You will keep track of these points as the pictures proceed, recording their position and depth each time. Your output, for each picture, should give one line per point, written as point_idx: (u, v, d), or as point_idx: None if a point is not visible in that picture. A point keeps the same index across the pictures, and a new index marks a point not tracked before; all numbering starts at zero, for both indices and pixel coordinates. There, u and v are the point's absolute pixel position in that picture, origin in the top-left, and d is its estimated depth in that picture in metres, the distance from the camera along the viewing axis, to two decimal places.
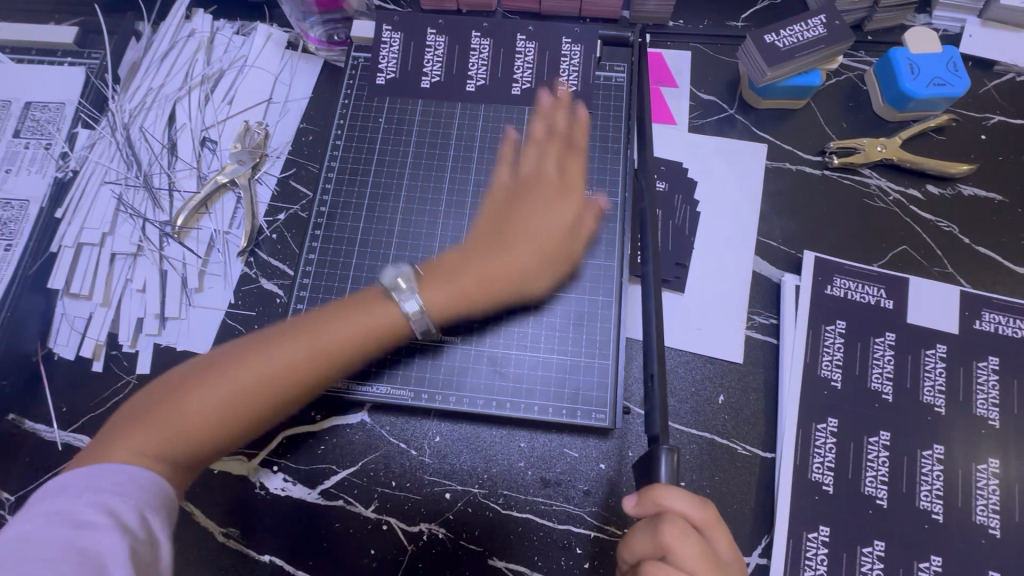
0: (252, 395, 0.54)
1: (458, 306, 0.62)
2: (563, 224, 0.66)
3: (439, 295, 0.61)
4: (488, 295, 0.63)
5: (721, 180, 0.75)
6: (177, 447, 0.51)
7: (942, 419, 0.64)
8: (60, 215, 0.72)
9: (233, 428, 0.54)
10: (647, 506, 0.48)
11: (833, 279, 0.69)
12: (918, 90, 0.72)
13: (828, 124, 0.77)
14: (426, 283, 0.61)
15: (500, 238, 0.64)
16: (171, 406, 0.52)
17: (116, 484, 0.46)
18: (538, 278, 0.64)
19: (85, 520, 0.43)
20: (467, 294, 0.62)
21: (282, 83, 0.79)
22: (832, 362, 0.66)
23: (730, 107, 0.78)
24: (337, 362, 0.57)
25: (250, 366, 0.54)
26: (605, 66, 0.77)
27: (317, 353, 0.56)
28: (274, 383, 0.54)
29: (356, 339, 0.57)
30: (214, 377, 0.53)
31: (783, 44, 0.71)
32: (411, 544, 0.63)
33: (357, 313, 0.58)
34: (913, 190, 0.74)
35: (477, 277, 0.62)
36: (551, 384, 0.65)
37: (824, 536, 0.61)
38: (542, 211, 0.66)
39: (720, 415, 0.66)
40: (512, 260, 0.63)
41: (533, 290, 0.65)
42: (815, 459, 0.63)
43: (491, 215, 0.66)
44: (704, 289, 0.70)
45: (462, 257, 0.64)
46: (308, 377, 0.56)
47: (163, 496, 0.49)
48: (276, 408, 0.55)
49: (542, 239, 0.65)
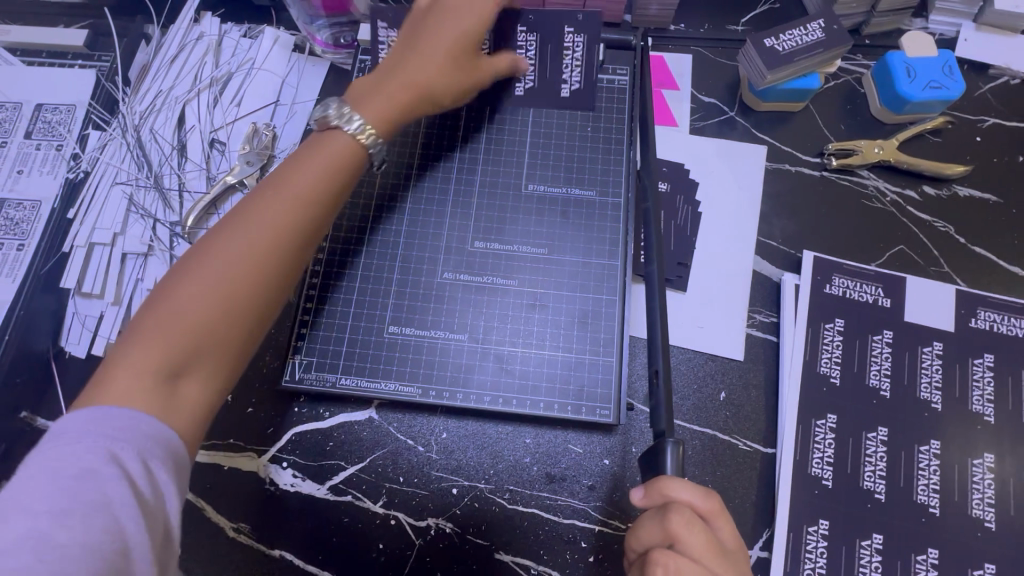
0: (241, 271, 0.49)
1: (394, 111, 0.60)
2: (478, 21, 0.63)
3: (372, 103, 0.59)
4: (413, 102, 0.61)
5: (722, 181, 0.76)
6: (183, 348, 0.46)
7: (938, 415, 0.65)
8: (72, 216, 0.73)
9: (237, 317, 0.49)
10: (654, 494, 0.49)
11: (832, 279, 0.71)
12: (914, 92, 0.73)
13: (826, 126, 0.79)
14: (358, 99, 0.59)
15: (413, 52, 0.62)
16: (157, 310, 0.47)
17: (118, 427, 0.42)
18: (451, 84, 0.63)
19: (85, 469, 0.40)
20: (398, 100, 0.60)
21: (290, 85, 0.80)
22: (832, 359, 0.68)
23: (731, 109, 0.80)
24: (314, 204, 0.53)
25: (227, 243, 0.50)
26: (607, 69, 0.77)
27: (288, 199, 0.52)
28: (261, 253, 0.50)
29: (326, 173, 0.55)
30: (193, 267, 0.48)
31: (782, 48, 0.73)
32: (420, 538, 0.64)
33: (313, 165, 0.55)
34: (910, 191, 0.76)
35: (400, 79, 0.61)
36: (556, 381, 0.66)
37: (824, 529, 0.62)
38: (456, 6, 0.63)
39: (722, 411, 0.68)
40: (430, 75, 0.62)
41: (445, 97, 0.64)
42: (814, 455, 0.65)
43: (400, 40, 0.64)
44: (706, 288, 0.72)
45: (379, 74, 0.61)
46: (291, 231, 0.52)
47: (169, 445, 0.44)
48: (274, 285, 0.51)
49: (454, 37, 0.62)
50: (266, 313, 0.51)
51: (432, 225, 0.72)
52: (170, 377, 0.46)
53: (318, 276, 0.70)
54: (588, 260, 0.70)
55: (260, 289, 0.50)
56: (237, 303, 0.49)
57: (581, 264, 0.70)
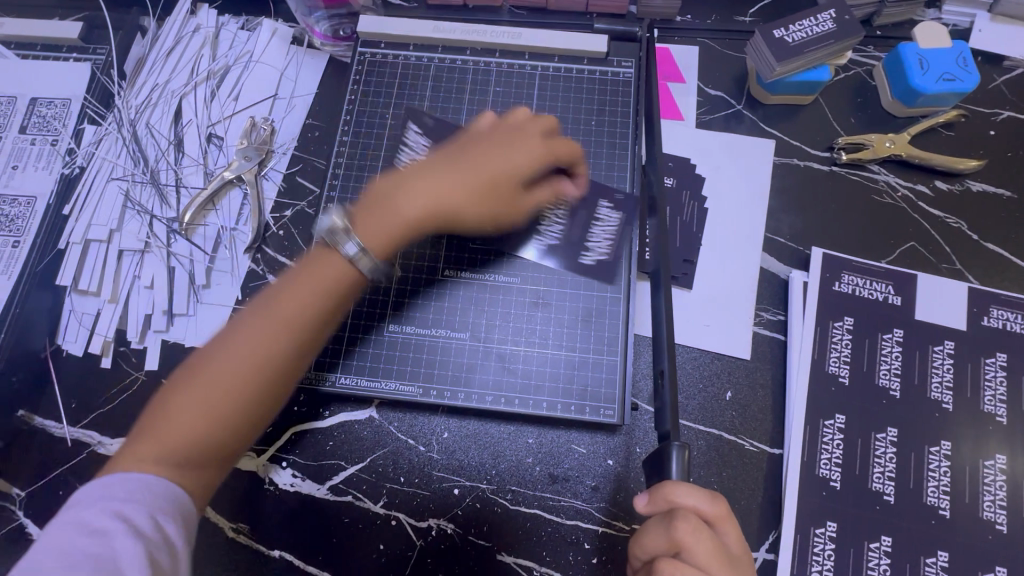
0: (238, 380, 0.49)
1: (394, 229, 0.56)
2: (520, 165, 0.60)
3: (372, 220, 0.55)
4: (424, 219, 0.57)
5: (728, 176, 0.74)
6: (182, 450, 0.47)
7: (949, 416, 0.64)
8: (68, 213, 0.72)
9: (224, 428, 0.49)
10: (660, 502, 0.48)
11: (841, 276, 0.69)
12: (927, 85, 0.71)
13: (836, 119, 0.77)
14: (361, 212, 0.56)
15: (445, 168, 0.59)
16: (153, 415, 0.48)
17: (127, 491, 0.45)
18: (472, 211, 0.59)
19: (99, 528, 0.43)
20: (399, 216, 0.56)
21: (288, 78, 0.78)
22: (840, 358, 0.66)
23: (738, 102, 0.78)
24: (308, 319, 0.52)
25: (219, 356, 0.49)
26: (613, 61, 0.76)
27: (281, 317, 0.51)
28: (250, 368, 0.49)
29: (322, 287, 0.52)
30: (188, 378, 0.49)
31: (792, 39, 0.71)
32: (420, 539, 0.63)
33: (314, 275, 0.53)
34: (922, 186, 0.74)
35: (413, 196, 0.57)
36: (559, 381, 0.65)
37: (831, 531, 0.61)
38: (507, 146, 0.61)
39: (728, 411, 0.66)
40: (451, 193, 0.58)
41: (468, 220, 0.60)
42: (822, 456, 0.63)
43: (439, 154, 0.61)
44: (712, 285, 0.71)
45: (398, 183, 0.58)
46: (283, 349, 0.50)
47: (178, 501, 0.47)
48: (262, 398, 0.50)
49: (489, 178, 0.59)
50: (257, 422, 0.51)
51: None
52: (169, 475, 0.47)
53: None
54: (592, 257, 0.68)
55: (249, 401, 0.49)
56: (225, 415, 0.49)
57: (585, 261, 0.68)
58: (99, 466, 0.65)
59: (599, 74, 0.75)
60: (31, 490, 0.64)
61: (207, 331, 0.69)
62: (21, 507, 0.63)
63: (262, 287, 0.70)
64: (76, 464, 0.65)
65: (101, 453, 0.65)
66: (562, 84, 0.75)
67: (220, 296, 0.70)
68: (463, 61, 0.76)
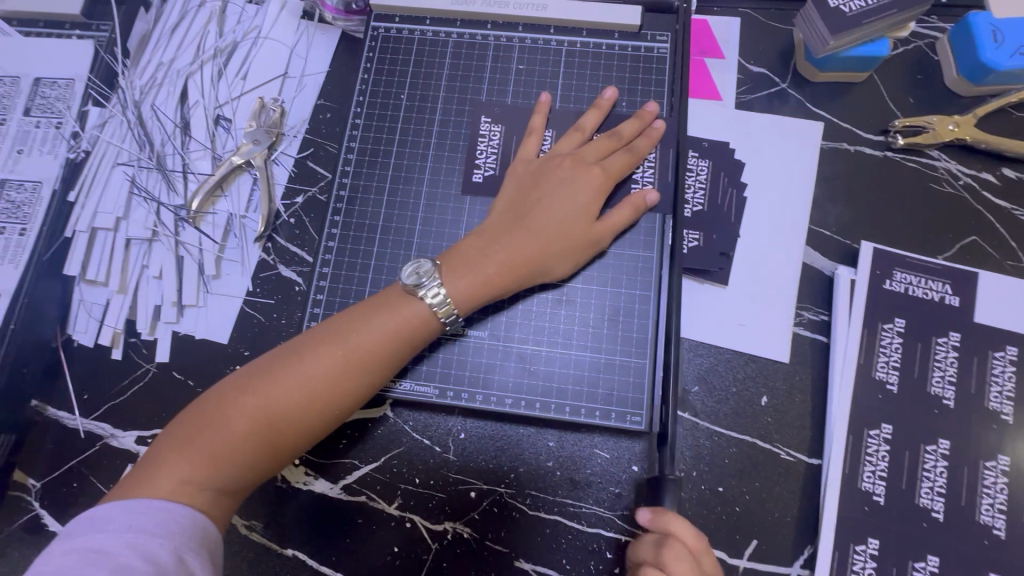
0: (294, 406, 0.51)
1: (485, 293, 0.57)
2: (590, 209, 0.60)
3: (465, 285, 0.56)
4: (516, 279, 0.58)
5: (770, 163, 0.68)
6: (227, 468, 0.50)
7: (1008, 428, 0.59)
8: (73, 199, 0.70)
9: (272, 456, 0.52)
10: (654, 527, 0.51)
11: (893, 273, 0.64)
12: (1000, 61, 0.65)
13: (892, 99, 0.70)
14: (450, 274, 0.57)
15: (523, 223, 0.59)
16: (208, 429, 0.50)
17: (156, 523, 0.46)
18: (561, 265, 0.60)
19: (121, 563, 0.43)
20: (492, 282, 0.57)
21: (298, 56, 0.74)
22: (888, 364, 0.61)
23: (783, 80, 0.72)
24: (372, 371, 0.54)
25: (284, 389, 0.51)
26: (645, 35, 0.69)
27: (350, 365, 0.53)
28: (311, 409, 0.52)
29: (391, 343, 0.54)
30: (250, 402, 0.51)
31: (849, 9, 0.63)
32: (435, 543, 0.61)
33: (384, 317, 0.55)
34: (986, 174, 0.67)
35: (502, 259, 0.58)
36: (584, 383, 0.61)
37: (873, 549, 0.57)
38: (568, 186, 0.60)
39: (762, 417, 0.62)
40: (540, 250, 0.58)
41: (558, 275, 0.60)
42: (865, 468, 0.59)
43: (504, 205, 0.61)
44: (750, 281, 0.65)
45: (481, 244, 0.58)
46: (345, 396, 0.53)
47: (203, 535, 0.48)
48: (313, 436, 0.53)
49: (567, 230, 0.59)
50: (299, 453, 0.54)
51: (451, 212, 0.65)
52: (210, 491, 0.49)
53: (329, 266, 0.65)
54: (621, 250, 0.63)
55: (301, 437, 0.52)
56: (277, 447, 0.51)
57: (613, 253, 0.63)
58: (109, 459, 0.63)
59: (630, 49, 0.69)
60: (44, 481, 0.63)
61: (218, 324, 0.67)
62: (34, 498, 0.63)
63: (273, 277, 0.68)
64: (88, 457, 0.64)
65: (112, 446, 0.64)
66: (589, 60, 0.69)
67: (231, 287, 0.68)
68: (483, 36, 0.71)
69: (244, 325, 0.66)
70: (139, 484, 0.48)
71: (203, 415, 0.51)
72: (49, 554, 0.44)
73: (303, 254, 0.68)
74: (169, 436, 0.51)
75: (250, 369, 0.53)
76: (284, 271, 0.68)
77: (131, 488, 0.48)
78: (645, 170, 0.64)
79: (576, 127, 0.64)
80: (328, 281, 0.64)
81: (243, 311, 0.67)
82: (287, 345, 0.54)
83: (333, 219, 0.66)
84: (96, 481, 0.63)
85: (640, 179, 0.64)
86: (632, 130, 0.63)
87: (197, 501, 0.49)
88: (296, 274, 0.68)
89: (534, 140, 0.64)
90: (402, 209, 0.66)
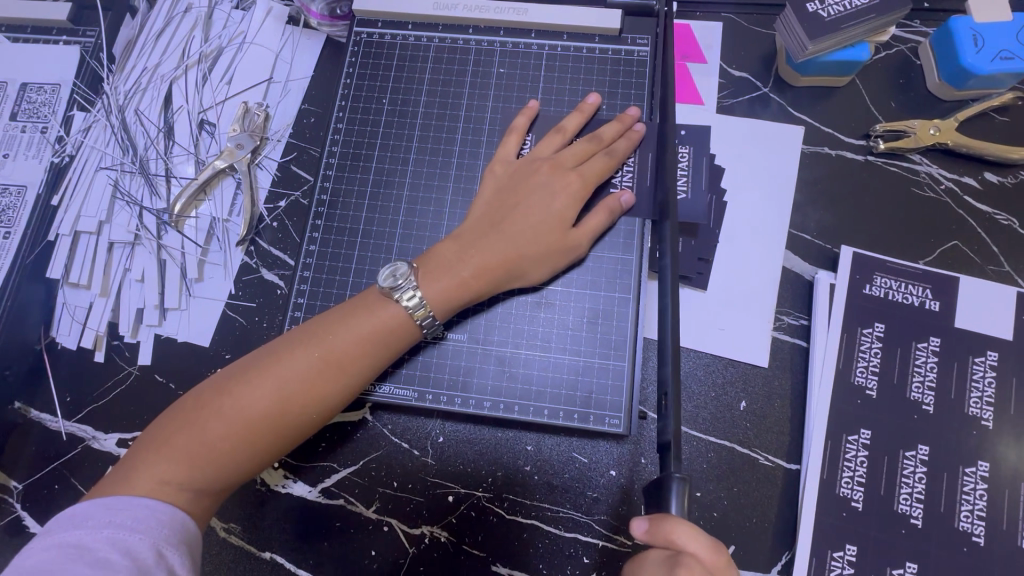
0: (272, 408, 0.51)
1: (460, 296, 0.58)
2: (567, 214, 0.60)
3: (442, 287, 0.57)
4: (493, 283, 0.59)
5: (751, 167, 0.68)
6: (206, 469, 0.50)
7: (988, 433, 0.58)
8: (57, 203, 0.71)
9: (251, 459, 0.52)
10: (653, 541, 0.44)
11: (873, 278, 0.63)
12: (982, 65, 0.64)
13: (874, 103, 0.70)
14: (426, 278, 0.57)
15: (500, 228, 0.59)
16: (186, 429, 0.50)
17: (135, 518, 0.46)
18: (538, 270, 0.60)
19: (101, 557, 0.43)
20: (468, 284, 0.57)
21: (283, 61, 0.75)
22: (868, 368, 0.61)
23: (765, 85, 0.72)
24: (351, 373, 0.54)
25: (263, 391, 0.51)
26: (626, 39, 0.69)
27: (329, 367, 0.53)
28: (289, 411, 0.52)
29: (370, 345, 0.55)
30: (227, 404, 0.51)
31: (827, 14, 0.64)
32: (413, 547, 0.61)
33: (362, 319, 0.55)
34: (968, 179, 0.67)
35: (478, 262, 0.58)
36: (562, 387, 0.61)
37: (851, 555, 0.56)
38: (544, 191, 0.60)
39: (741, 421, 0.62)
40: (515, 253, 0.58)
41: (534, 280, 0.61)
42: (844, 474, 0.58)
43: (484, 209, 0.61)
44: (730, 286, 0.65)
45: (459, 247, 0.58)
46: (323, 398, 0.53)
47: (184, 532, 0.48)
48: (291, 438, 0.53)
49: (544, 234, 0.59)
50: (278, 455, 0.54)
51: (431, 215, 0.66)
52: (187, 493, 0.49)
53: (310, 270, 0.65)
54: (600, 254, 0.63)
55: (279, 440, 0.52)
56: (256, 449, 0.52)
57: (593, 257, 0.63)
58: (90, 461, 0.64)
59: (611, 53, 0.69)
60: (25, 483, 0.63)
61: (198, 327, 0.67)
62: (14, 500, 0.63)
63: (255, 281, 0.68)
64: (69, 459, 0.64)
65: (94, 448, 0.64)
66: (571, 64, 0.69)
67: (212, 290, 0.68)
68: (465, 40, 0.71)
69: (224, 328, 0.67)
70: (117, 484, 0.49)
71: (182, 416, 0.51)
72: (28, 550, 0.44)
73: (285, 258, 0.69)
74: (149, 436, 0.51)
75: (230, 371, 0.53)
76: (266, 274, 0.68)
77: (108, 488, 0.49)
78: (624, 174, 0.64)
79: (556, 128, 0.64)
80: (308, 285, 0.65)
81: (225, 313, 0.67)
82: (266, 347, 0.54)
83: (314, 222, 0.66)
84: (77, 483, 0.63)
85: (618, 182, 0.64)
86: (612, 133, 0.63)
87: (176, 501, 0.49)
88: (278, 277, 0.68)
89: (513, 140, 0.65)
90: (383, 213, 0.66)
